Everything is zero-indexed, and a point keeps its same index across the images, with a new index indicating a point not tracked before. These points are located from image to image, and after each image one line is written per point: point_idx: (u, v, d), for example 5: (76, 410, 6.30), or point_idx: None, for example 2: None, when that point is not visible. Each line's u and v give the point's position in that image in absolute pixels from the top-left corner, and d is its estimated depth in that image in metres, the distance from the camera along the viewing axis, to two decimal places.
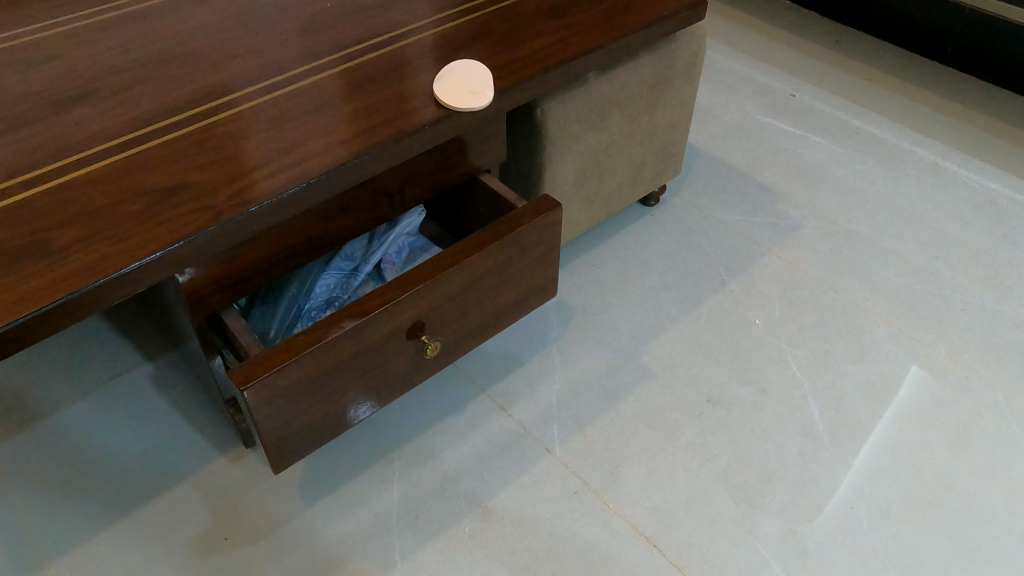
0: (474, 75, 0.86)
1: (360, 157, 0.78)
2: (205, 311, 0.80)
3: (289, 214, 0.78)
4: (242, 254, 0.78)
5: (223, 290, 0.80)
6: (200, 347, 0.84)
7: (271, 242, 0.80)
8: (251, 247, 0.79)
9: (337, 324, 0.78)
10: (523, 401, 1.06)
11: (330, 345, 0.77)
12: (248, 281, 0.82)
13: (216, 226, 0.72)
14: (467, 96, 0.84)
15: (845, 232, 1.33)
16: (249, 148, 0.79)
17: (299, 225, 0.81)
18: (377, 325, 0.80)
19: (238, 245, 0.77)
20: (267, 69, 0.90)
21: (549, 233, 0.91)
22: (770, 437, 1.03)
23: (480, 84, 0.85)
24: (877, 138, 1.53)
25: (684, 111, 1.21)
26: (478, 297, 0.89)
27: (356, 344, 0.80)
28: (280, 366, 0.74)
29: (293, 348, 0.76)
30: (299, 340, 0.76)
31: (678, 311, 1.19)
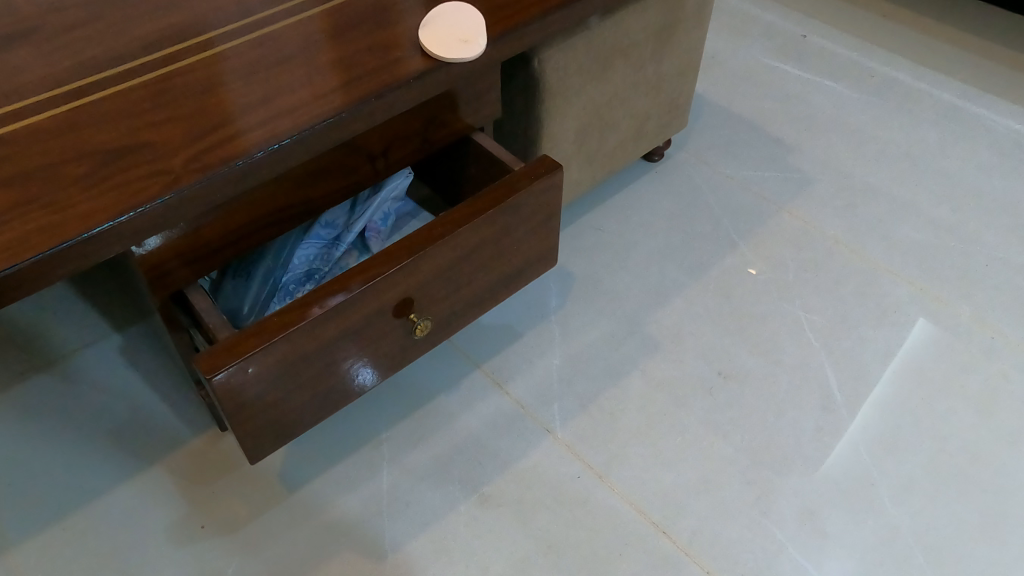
0: (464, 20, 0.76)
1: (337, 116, 0.68)
2: (167, 288, 0.70)
3: (259, 182, 0.68)
4: (206, 227, 0.68)
5: (187, 267, 0.70)
6: (165, 326, 0.74)
7: (240, 212, 0.70)
8: (217, 218, 0.68)
9: (316, 303, 0.70)
10: (520, 377, 0.99)
11: (308, 327, 0.69)
12: (214, 256, 0.71)
13: (174, 193, 0.62)
14: (457, 44, 0.74)
15: (863, 185, 1.25)
16: (211, 103, 0.69)
17: (272, 193, 0.71)
18: (361, 304, 0.72)
19: (201, 216, 0.67)
20: (231, 11, 0.79)
21: (549, 199, 0.82)
22: (785, 410, 0.97)
23: (473, 31, 0.75)
24: (895, 82, 1.44)
25: (693, 58, 1.11)
26: (472, 270, 0.81)
27: (338, 326, 0.72)
28: (252, 351, 0.66)
29: (267, 330, 0.67)
30: (274, 321, 0.68)
31: (685, 276, 1.11)
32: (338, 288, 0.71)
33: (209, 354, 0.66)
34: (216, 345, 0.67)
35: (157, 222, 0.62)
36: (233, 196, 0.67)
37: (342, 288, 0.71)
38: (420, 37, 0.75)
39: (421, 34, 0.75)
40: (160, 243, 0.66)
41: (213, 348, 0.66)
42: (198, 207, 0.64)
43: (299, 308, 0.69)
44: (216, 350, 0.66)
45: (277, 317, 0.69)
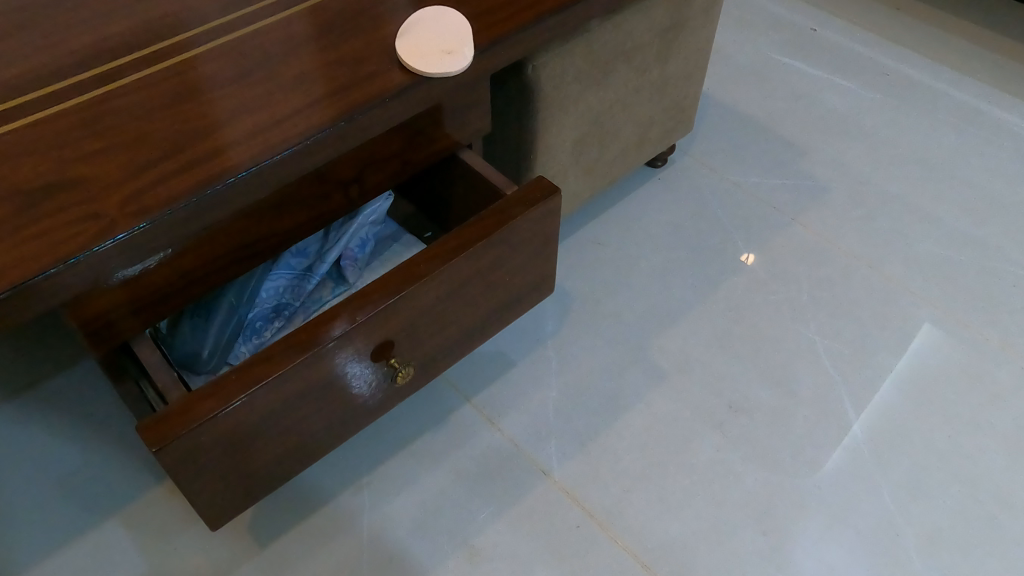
0: (447, 29, 0.67)
1: (300, 143, 0.60)
2: (111, 341, 0.62)
3: (213, 221, 0.59)
4: (154, 273, 0.60)
5: (135, 317, 0.61)
6: (109, 376, 0.65)
7: (194, 254, 0.61)
8: (168, 262, 0.60)
9: (279, 358, 0.61)
10: (514, 412, 0.91)
11: (270, 386, 0.60)
12: (165, 303, 0.63)
13: (111, 240, 0.53)
14: (440, 56, 0.65)
15: (880, 193, 1.16)
16: (155, 132, 0.60)
17: (231, 231, 0.62)
18: (331, 356, 0.63)
19: (147, 262, 0.58)
20: (185, 19, 0.70)
21: (544, 225, 0.73)
22: (801, 449, 0.89)
23: (457, 41, 0.66)
24: (912, 80, 1.35)
25: (699, 59, 1.02)
26: (460, 307, 0.73)
27: (305, 380, 0.63)
28: (203, 419, 0.58)
29: (222, 391, 0.59)
30: (230, 380, 0.60)
31: (692, 296, 1.03)
32: (304, 337, 0.62)
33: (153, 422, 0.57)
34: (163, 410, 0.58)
35: (91, 273, 0.54)
36: (183, 238, 0.58)
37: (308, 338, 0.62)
38: (397, 48, 0.66)
39: (398, 45, 0.66)
40: (100, 295, 0.57)
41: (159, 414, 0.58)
42: (140, 252, 0.56)
43: (259, 364, 0.61)
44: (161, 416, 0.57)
45: (234, 375, 0.60)
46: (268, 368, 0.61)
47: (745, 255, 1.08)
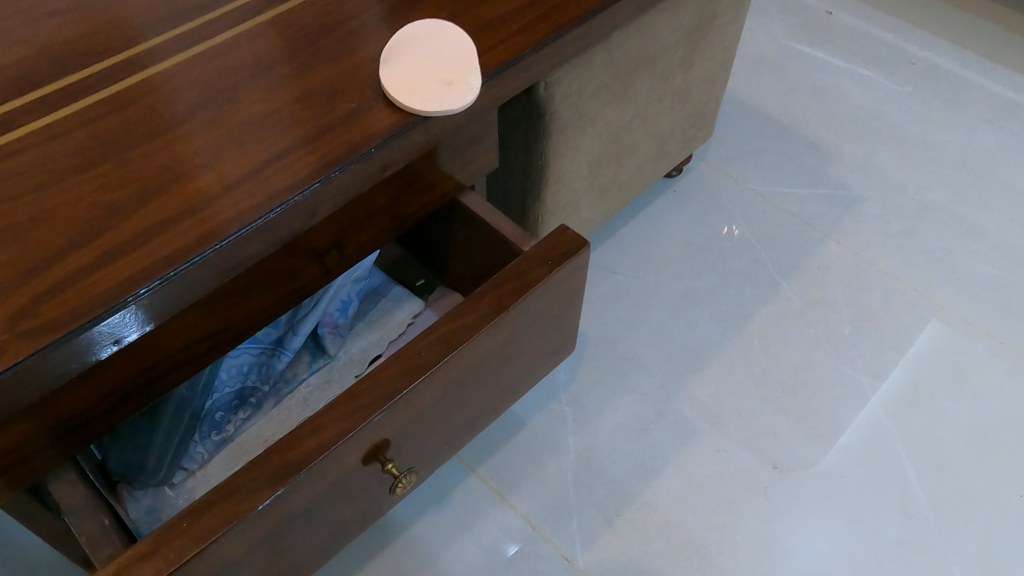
0: (444, 52, 0.53)
1: (265, 215, 0.45)
2: (24, 480, 0.47)
3: (146, 326, 0.44)
4: (71, 397, 0.45)
5: (56, 447, 0.47)
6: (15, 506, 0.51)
7: (126, 364, 0.46)
8: (91, 381, 0.45)
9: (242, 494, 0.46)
10: (528, 483, 0.79)
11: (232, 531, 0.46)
12: (96, 425, 0.48)
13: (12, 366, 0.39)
14: (438, 90, 0.51)
15: (918, 202, 1.04)
16: (60, 210, 0.45)
17: (174, 329, 0.47)
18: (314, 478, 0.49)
19: (60, 387, 0.43)
20: (102, 42, 0.55)
21: (568, 285, 0.60)
22: (858, 517, 0.77)
23: (458, 67, 0.52)
24: (942, 70, 1.23)
25: (725, 59, 0.88)
26: (469, 391, 0.59)
27: (279, 513, 0.49)
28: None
29: (163, 547, 0.44)
30: (175, 527, 0.45)
31: (721, 333, 0.90)
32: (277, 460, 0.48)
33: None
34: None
35: None
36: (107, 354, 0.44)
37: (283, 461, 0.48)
38: (381, 79, 0.51)
39: (383, 75, 0.51)
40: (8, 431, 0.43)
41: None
42: (45, 379, 0.41)
43: (216, 504, 0.46)
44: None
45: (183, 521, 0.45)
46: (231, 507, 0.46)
47: (728, 228, 1.00)
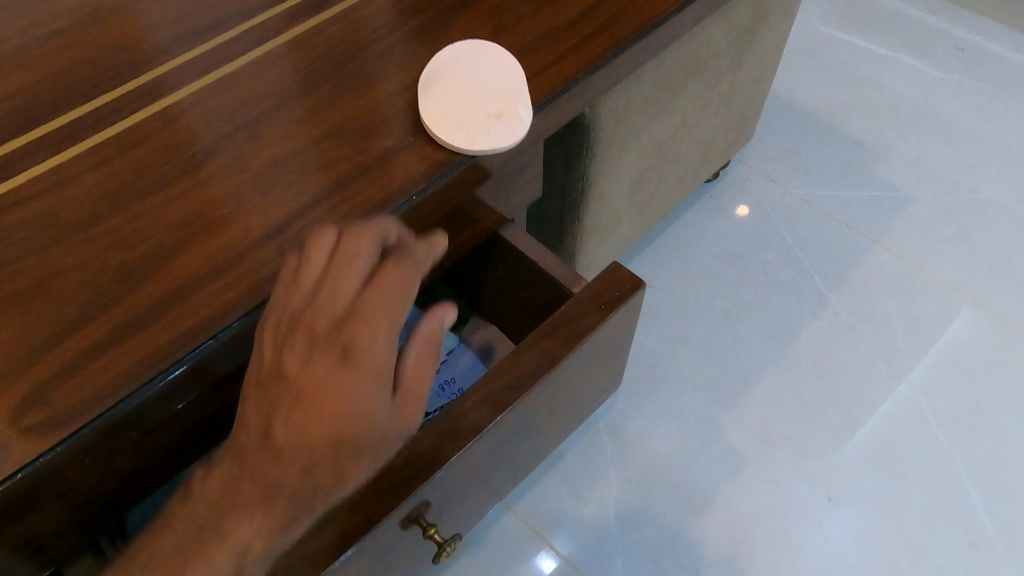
0: (487, 80, 0.48)
1: None
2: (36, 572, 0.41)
3: (173, 404, 0.40)
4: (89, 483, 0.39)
5: (73, 534, 0.41)
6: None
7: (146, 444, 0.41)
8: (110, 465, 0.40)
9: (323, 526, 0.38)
10: (568, 521, 0.75)
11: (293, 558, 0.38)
12: (115, 506, 0.43)
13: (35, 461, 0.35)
14: (486, 127, 0.46)
15: (972, 202, 0.98)
16: (64, 275, 0.39)
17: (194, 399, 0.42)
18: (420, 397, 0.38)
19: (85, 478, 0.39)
20: (106, 68, 0.49)
21: (623, 326, 0.54)
22: (923, 552, 0.73)
23: (506, 99, 0.47)
24: (989, 56, 1.16)
25: (773, 58, 0.81)
26: (514, 445, 0.54)
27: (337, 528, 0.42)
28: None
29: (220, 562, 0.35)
30: (234, 550, 0.35)
31: (767, 351, 0.85)
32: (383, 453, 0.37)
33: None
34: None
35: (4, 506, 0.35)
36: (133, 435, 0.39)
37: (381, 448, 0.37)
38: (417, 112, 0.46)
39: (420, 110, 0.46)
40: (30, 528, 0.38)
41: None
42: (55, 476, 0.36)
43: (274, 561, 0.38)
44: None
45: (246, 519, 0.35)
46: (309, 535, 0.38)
47: (739, 207, 0.97)
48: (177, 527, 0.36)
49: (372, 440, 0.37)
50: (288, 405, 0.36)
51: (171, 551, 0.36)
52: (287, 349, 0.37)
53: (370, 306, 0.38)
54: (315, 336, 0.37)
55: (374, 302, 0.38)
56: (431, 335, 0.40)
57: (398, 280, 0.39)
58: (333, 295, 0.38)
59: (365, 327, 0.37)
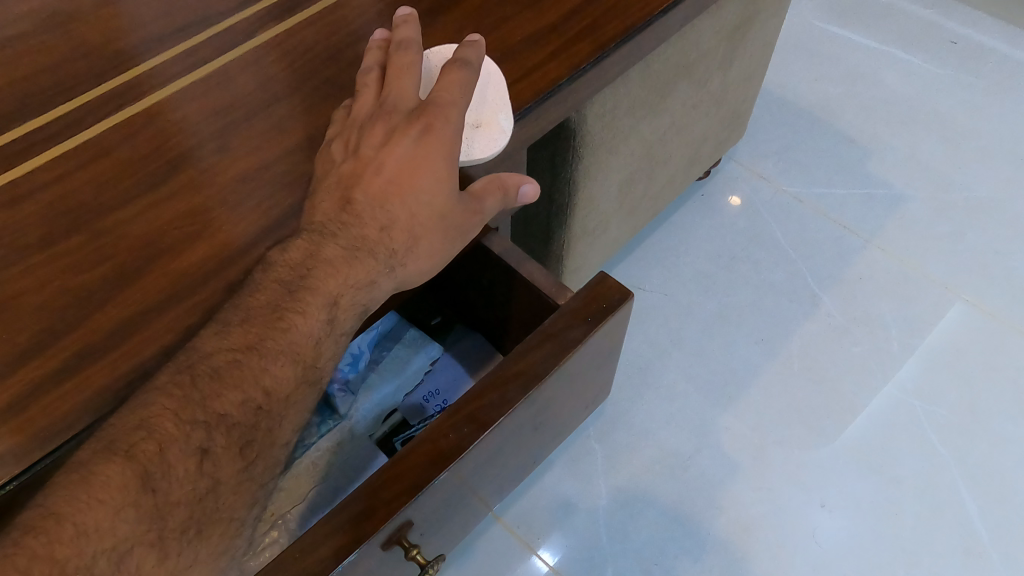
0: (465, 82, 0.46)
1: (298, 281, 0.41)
2: None
3: None
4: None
5: None
6: None
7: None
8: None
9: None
10: (557, 530, 0.74)
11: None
12: None
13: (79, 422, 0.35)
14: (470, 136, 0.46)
15: (966, 200, 0.97)
16: (21, 297, 0.38)
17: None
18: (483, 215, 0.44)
19: None
20: (71, 74, 0.47)
21: (611, 337, 0.52)
22: (916, 560, 0.72)
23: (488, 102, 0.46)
24: (984, 50, 1.15)
25: (764, 56, 0.80)
26: (501, 460, 0.52)
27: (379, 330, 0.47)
28: (275, 445, 0.37)
29: (308, 361, 0.38)
30: (319, 328, 0.39)
31: (760, 354, 0.84)
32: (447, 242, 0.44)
33: (153, 451, 0.33)
34: (206, 439, 0.35)
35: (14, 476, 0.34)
36: None
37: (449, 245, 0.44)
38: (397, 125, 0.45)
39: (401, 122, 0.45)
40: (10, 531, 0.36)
41: (183, 469, 0.34)
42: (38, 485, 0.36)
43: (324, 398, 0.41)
44: (189, 452, 0.34)
45: (327, 328, 0.39)
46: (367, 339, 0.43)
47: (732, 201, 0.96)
48: (242, 329, 0.37)
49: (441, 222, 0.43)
50: (369, 174, 0.43)
51: (242, 346, 0.37)
52: (366, 134, 0.44)
53: (438, 98, 0.44)
54: (393, 120, 0.44)
55: (442, 91, 0.44)
56: (507, 184, 0.45)
57: (465, 73, 0.44)
58: (406, 99, 0.45)
59: (438, 112, 0.43)
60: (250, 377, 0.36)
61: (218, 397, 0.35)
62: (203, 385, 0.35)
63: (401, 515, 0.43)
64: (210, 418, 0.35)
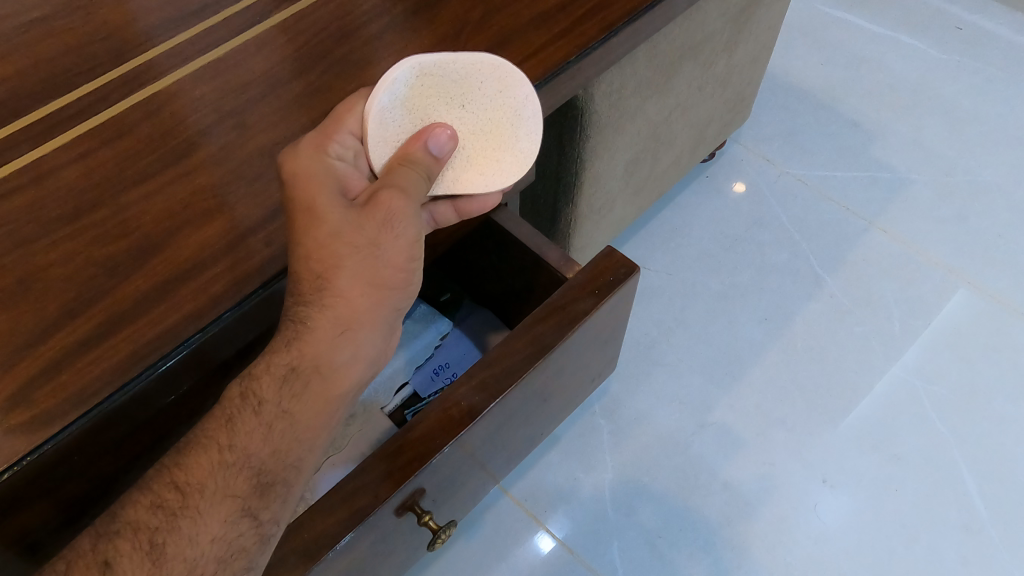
0: (473, 99, 0.44)
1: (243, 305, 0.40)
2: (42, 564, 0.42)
3: (179, 386, 0.40)
4: (69, 485, 0.39)
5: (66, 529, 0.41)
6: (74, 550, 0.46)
7: (127, 452, 0.41)
8: (91, 479, 0.40)
9: (331, 378, 0.40)
10: (564, 505, 0.75)
11: (300, 440, 0.39)
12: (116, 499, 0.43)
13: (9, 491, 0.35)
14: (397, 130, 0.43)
15: (969, 184, 0.98)
16: (48, 271, 0.39)
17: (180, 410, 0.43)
18: (400, 193, 0.40)
19: (77, 464, 0.38)
20: (92, 56, 0.49)
21: (617, 311, 0.53)
22: (917, 535, 0.73)
23: (430, 94, 0.44)
24: (989, 36, 1.15)
25: (769, 39, 0.80)
26: (510, 430, 0.54)
27: (387, 352, 0.43)
28: (194, 542, 0.37)
29: (221, 444, 0.38)
30: (233, 407, 0.38)
31: (763, 334, 0.85)
32: (363, 246, 0.39)
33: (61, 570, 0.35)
34: (111, 551, 0.35)
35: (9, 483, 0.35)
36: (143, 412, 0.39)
37: (370, 246, 0.39)
38: (483, 194, 0.46)
39: (496, 183, 0.45)
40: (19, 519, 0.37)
41: None
42: (35, 488, 0.37)
43: (282, 479, 0.39)
44: (92, 567, 0.35)
45: (243, 405, 0.38)
46: (314, 383, 0.39)
47: (738, 184, 0.97)
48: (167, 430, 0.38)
49: (344, 236, 0.39)
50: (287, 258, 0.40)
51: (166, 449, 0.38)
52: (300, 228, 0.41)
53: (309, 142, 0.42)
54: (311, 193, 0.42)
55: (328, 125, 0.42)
56: (413, 156, 0.42)
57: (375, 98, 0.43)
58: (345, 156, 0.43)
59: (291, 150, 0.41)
60: (162, 478, 0.37)
61: (131, 504, 0.36)
62: (124, 495, 0.37)
63: (414, 479, 0.45)
64: (120, 528, 0.36)
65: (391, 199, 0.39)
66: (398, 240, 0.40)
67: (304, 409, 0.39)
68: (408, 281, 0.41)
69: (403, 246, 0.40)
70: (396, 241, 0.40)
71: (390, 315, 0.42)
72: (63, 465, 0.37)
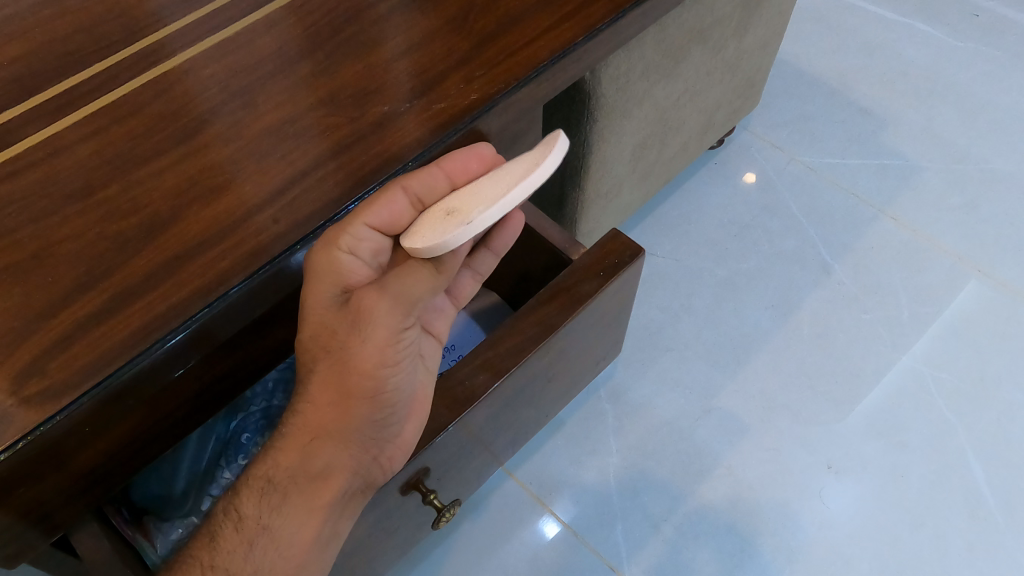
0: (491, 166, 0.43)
1: (241, 286, 0.40)
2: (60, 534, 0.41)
3: (186, 359, 0.40)
4: (79, 458, 0.39)
5: (84, 501, 0.41)
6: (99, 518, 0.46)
7: (136, 429, 0.41)
8: (103, 457, 0.40)
9: (309, 488, 0.42)
10: (569, 488, 0.76)
11: (283, 553, 0.43)
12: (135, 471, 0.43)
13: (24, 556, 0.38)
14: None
15: (981, 172, 0.97)
16: (59, 246, 0.40)
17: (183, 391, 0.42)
18: (374, 289, 0.40)
19: (88, 435, 0.38)
20: (104, 35, 0.49)
21: (622, 293, 0.54)
22: (922, 522, 0.73)
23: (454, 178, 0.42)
24: (1004, 23, 1.14)
25: (780, 24, 0.80)
26: (514, 410, 0.54)
27: (369, 463, 0.44)
28: None
29: (204, 564, 0.42)
30: (221, 526, 0.42)
31: (769, 320, 0.85)
32: (333, 352, 0.40)
33: None
34: None
35: (20, 457, 0.35)
36: (153, 385, 0.39)
37: (340, 348, 0.40)
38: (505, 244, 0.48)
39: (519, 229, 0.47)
40: (34, 492, 0.38)
41: None
42: (48, 460, 0.37)
43: None
44: None
45: (227, 519, 0.43)
46: (293, 494, 0.42)
47: (746, 172, 0.97)
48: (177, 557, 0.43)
49: (321, 337, 0.41)
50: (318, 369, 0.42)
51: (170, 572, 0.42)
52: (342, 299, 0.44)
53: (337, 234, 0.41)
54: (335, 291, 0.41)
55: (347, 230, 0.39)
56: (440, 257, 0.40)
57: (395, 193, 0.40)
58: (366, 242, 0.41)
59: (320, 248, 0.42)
60: None
61: None
62: None
63: (417, 451, 0.46)
64: None
65: (364, 300, 0.39)
66: (365, 345, 0.40)
67: (284, 520, 0.43)
68: (381, 388, 0.42)
69: (371, 352, 0.40)
70: (365, 345, 0.40)
71: (369, 428, 0.43)
72: (74, 437, 0.37)
